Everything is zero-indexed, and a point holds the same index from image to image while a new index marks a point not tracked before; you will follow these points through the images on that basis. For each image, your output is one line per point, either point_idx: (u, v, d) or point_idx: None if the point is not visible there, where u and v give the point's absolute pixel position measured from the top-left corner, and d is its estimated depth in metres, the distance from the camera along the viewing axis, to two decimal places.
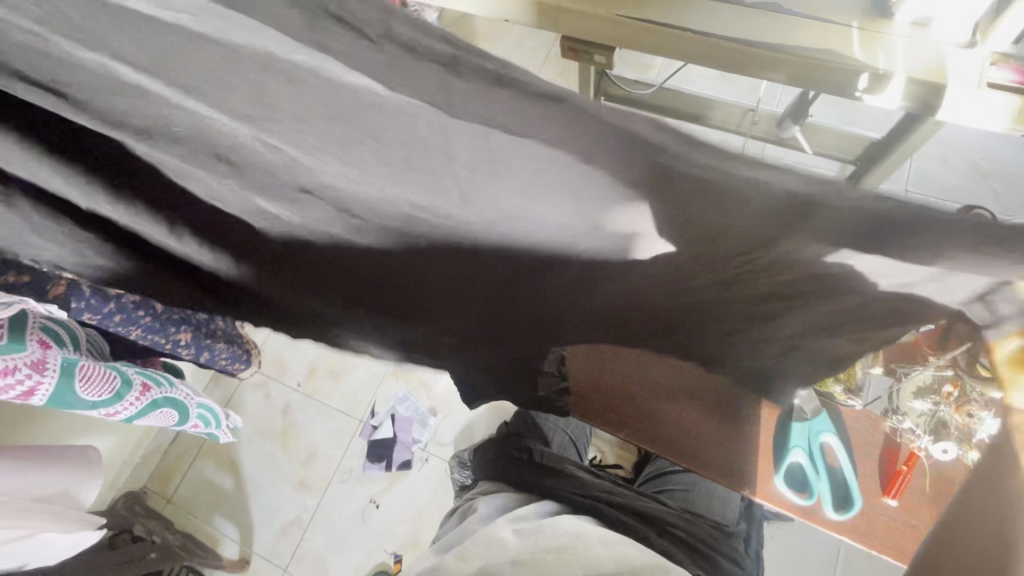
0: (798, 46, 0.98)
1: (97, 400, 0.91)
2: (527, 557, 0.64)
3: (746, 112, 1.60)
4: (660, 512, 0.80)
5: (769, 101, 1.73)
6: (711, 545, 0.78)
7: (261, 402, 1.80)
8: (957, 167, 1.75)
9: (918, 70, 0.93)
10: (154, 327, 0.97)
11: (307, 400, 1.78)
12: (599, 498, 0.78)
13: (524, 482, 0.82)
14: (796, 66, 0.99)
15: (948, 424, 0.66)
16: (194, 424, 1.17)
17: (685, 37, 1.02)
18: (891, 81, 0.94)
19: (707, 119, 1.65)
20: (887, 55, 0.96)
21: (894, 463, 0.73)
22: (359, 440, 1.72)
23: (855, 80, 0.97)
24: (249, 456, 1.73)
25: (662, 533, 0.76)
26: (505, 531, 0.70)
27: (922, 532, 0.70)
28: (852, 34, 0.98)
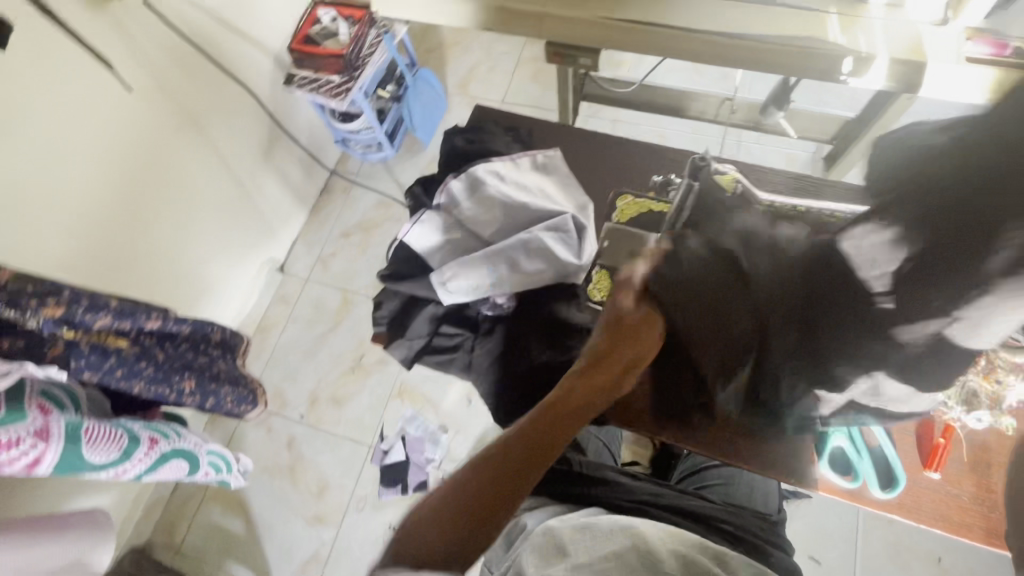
0: (780, 35, 1.00)
1: (105, 461, 0.86)
2: (587, 559, 0.62)
3: (723, 100, 1.62)
4: (705, 508, 0.80)
5: (744, 88, 1.77)
6: (760, 535, 0.79)
7: (264, 438, 1.76)
8: None
9: (897, 51, 0.96)
10: (159, 377, 0.96)
11: (312, 431, 1.75)
12: (645, 501, 0.79)
13: (569, 495, 0.80)
14: (785, 53, 1.00)
15: (978, 394, 0.67)
16: (206, 472, 1.12)
17: (668, 35, 1.04)
18: (873, 63, 0.97)
19: (687, 110, 1.68)
20: (867, 38, 0.98)
21: (931, 436, 0.78)
22: (372, 466, 1.69)
23: (838, 65, 0.99)
24: (257, 495, 1.68)
25: (709, 530, 0.78)
26: (558, 534, 0.67)
27: (966, 501, 0.76)
28: (831, 20, 1.00)
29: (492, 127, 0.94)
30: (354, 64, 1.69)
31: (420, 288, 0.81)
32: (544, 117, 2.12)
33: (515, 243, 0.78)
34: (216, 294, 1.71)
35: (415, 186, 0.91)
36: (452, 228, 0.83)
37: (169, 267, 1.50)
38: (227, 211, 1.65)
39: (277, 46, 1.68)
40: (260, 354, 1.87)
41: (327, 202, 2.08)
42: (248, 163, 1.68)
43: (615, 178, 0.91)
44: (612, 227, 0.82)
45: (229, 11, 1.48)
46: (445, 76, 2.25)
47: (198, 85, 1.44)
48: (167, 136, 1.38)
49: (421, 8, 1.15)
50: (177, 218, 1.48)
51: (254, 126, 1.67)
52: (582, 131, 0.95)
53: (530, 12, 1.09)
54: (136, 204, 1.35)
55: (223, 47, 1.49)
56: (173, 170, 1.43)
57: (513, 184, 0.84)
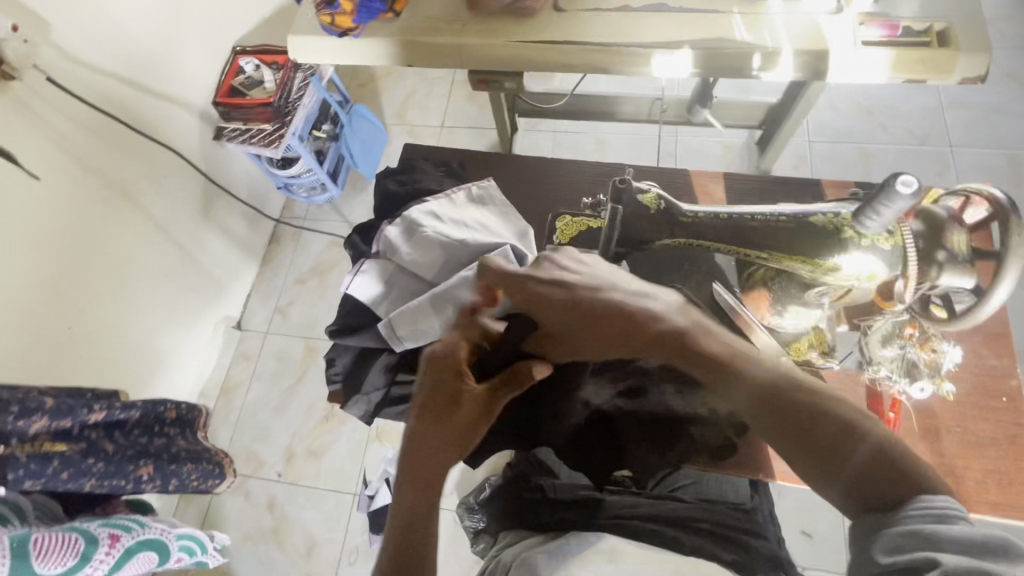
0: (691, 39, 1.03)
1: (62, 571, 0.82)
2: None
3: (653, 101, 1.66)
4: (683, 509, 0.80)
5: (671, 86, 1.82)
6: (737, 526, 0.79)
7: (243, 505, 1.69)
8: (847, 110, 1.93)
9: (800, 42, 1.00)
10: (109, 471, 0.92)
11: (292, 488, 1.70)
12: (619, 514, 0.78)
13: (546, 524, 0.80)
14: (698, 55, 1.03)
15: (918, 363, 0.70)
16: (178, 558, 1.06)
17: (585, 51, 1.06)
18: (780, 56, 1.01)
19: (621, 114, 1.72)
20: (771, 33, 1.02)
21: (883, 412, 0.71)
22: (358, 514, 1.64)
23: (749, 62, 1.03)
24: (243, 565, 1.62)
25: (686, 531, 0.77)
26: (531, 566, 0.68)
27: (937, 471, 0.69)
28: (735, 19, 1.04)
29: (423, 164, 0.94)
30: (284, 110, 1.65)
31: (369, 340, 0.80)
32: (485, 137, 2.13)
33: (458, 282, 0.76)
34: (170, 364, 1.65)
35: (353, 235, 0.91)
36: (393, 274, 0.83)
37: (115, 345, 1.43)
38: (170, 278, 1.59)
39: (201, 102, 1.64)
40: (227, 418, 1.80)
41: (277, 251, 2.03)
42: (187, 225, 1.63)
43: (551, 199, 0.92)
44: (555, 250, 0.83)
45: (144, 75, 1.43)
46: (380, 107, 2.24)
47: (120, 155, 1.39)
48: (93, 212, 1.33)
49: (327, 50, 1.17)
50: (119, 293, 1.42)
51: (188, 187, 1.62)
52: (513, 157, 0.96)
53: (448, 44, 1.10)
54: (71, 286, 1.29)
55: (142, 112, 1.44)
56: (106, 245, 1.37)
57: (450, 222, 0.83)
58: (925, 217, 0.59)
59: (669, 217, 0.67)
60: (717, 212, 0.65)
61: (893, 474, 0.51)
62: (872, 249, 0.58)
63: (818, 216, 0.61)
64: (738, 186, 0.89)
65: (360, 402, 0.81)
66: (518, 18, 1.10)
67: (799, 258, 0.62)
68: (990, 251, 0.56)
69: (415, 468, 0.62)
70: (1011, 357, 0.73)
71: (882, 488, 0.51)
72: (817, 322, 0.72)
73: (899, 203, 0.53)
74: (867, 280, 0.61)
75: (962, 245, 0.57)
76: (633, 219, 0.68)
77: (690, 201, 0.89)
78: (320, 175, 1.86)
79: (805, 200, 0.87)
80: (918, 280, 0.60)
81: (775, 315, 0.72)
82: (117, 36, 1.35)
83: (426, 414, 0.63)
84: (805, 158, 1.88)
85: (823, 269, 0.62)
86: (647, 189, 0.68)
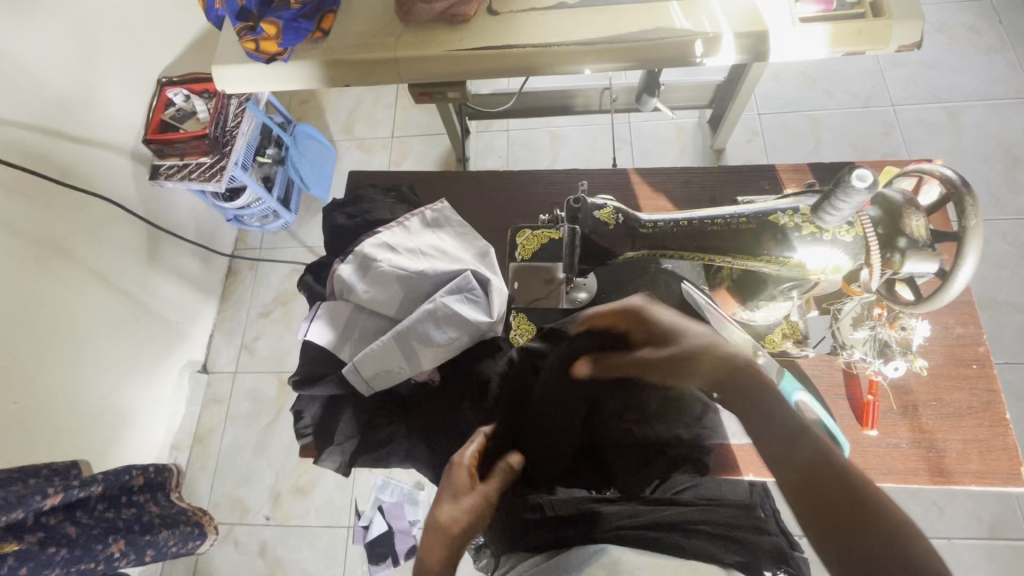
0: (632, 32, 1.01)
1: None
2: None
3: (603, 91, 1.64)
4: (683, 514, 0.79)
5: (618, 75, 1.81)
6: (736, 523, 0.80)
7: (233, 553, 1.63)
8: (792, 80, 1.95)
9: (739, 26, 1.00)
10: (75, 556, 0.85)
11: (283, 530, 1.64)
12: (622, 523, 0.76)
13: (543, 544, 0.73)
14: (641, 47, 1.01)
15: (889, 342, 0.70)
16: None
17: (526, 54, 1.03)
18: (721, 41, 1.00)
19: (572, 107, 1.69)
20: (709, 18, 1.01)
21: (860, 395, 0.73)
22: (355, 547, 1.60)
23: (691, 50, 1.02)
24: None
25: (689, 534, 0.76)
26: None
27: (907, 449, 0.70)
28: (672, 7, 1.02)
29: (371, 192, 0.90)
30: (222, 140, 1.56)
31: (334, 387, 0.77)
32: (438, 143, 2.08)
33: (421, 316, 0.74)
34: (134, 420, 1.56)
35: (305, 275, 0.86)
36: (352, 314, 0.79)
37: (70, 410, 1.34)
38: (122, 330, 1.50)
39: (130, 142, 1.54)
40: (204, 467, 1.73)
41: (235, 287, 1.94)
42: (132, 271, 1.53)
43: (509, 214, 0.89)
44: (518, 268, 0.81)
45: (61, 121, 1.33)
46: (326, 124, 2.16)
47: (48, 210, 1.29)
48: (26, 273, 1.23)
49: (254, 76, 1.10)
50: (66, 356, 1.33)
51: (128, 231, 1.52)
52: (464, 175, 0.92)
53: (383, 60, 1.05)
54: (13, 355, 1.20)
55: (65, 160, 1.34)
56: (46, 307, 1.28)
57: (406, 252, 0.80)
58: (882, 203, 0.59)
59: (629, 230, 0.65)
60: (678, 219, 0.64)
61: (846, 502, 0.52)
62: (837, 243, 0.59)
63: (780, 214, 0.60)
64: (695, 179, 0.88)
65: (337, 452, 0.76)
66: (452, 26, 1.06)
67: (760, 258, 0.62)
68: (948, 232, 0.57)
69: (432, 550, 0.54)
70: (976, 323, 0.75)
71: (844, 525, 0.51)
72: (788, 312, 0.73)
73: (856, 197, 0.52)
74: (832, 273, 0.62)
75: (922, 230, 0.58)
76: (591, 235, 0.65)
77: (649, 200, 0.87)
78: (271, 203, 1.79)
79: (762, 186, 0.86)
80: (883, 267, 0.60)
81: (746, 309, 0.73)
82: (26, 82, 1.25)
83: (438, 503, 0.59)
84: (758, 132, 1.90)
85: (788, 265, 0.62)
86: (604, 204, 0.65)
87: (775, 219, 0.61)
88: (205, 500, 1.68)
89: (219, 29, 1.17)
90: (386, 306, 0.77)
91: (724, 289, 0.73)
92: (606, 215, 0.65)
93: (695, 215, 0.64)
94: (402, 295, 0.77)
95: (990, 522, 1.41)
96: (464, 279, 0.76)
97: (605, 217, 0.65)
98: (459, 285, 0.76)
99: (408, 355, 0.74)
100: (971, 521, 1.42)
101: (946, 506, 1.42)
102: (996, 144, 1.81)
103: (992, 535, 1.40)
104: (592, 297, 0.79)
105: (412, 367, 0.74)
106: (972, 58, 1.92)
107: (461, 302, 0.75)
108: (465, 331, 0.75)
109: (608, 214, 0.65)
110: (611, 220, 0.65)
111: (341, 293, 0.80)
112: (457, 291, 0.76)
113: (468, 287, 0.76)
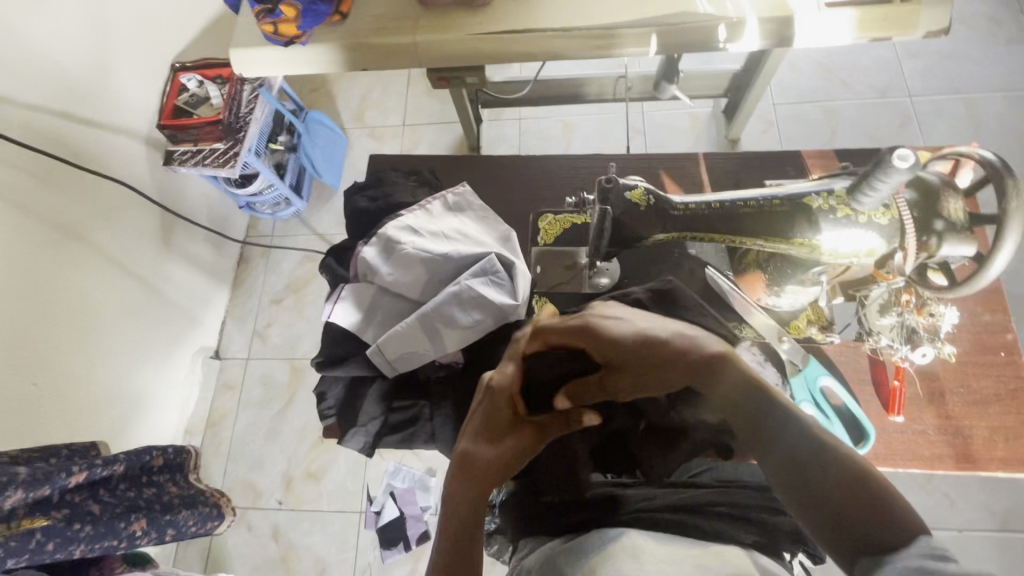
0: (654, 16, 1.00)
1: None
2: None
3: (617, 79, 1.62)
4: (699, 495, 0.75)
5: (633, 63, 1.80)
6: (754, 503, 0.77)
7: (246, 537, 1.65)
8: (808, 69, 1.93)
9: (764, 10, 0.98)
10: (99, 533, 0.86)
11: (296, 514, 1.65)
12: (638, 506, 0.73)
13: (564, 528, 0.73)
14: (663, 31, 1.00)
15: (917, 329, 0.70)
16: None
17: (547, 37, 1.02)
18: (745, 26, 0.99)
19: (586, 95, 1.68)
20: (733, 2, 0.99)
21: (886, 381, 0.73)
22: (367, 532, 1.61)
23: (714, 35, 1.01)
24: None
25: (709, 517, 0.73)
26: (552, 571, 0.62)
27: (932, 435, 0.70)
28: None
29: (393, 175, 0.90)
30: (235, 126, 1.56)
31: (358, 368, 0.77)
32: (450, 131, 2.07)
33: (446, 299, 0.74)
34: (148, 404, 1.58)
35: (327, 258, 0.86)
36: (375, 296, 0.79)
37: (86, 393, 1.36)
38: (136, 314, 1.51)
39: (144, 127, 1.54)
40: (217, 452, 1.74)
41: (247, 273, 1.95)
42: (146, 256, 1.53)
43: (531, 198, 0.89)
44: (541, 252, 0.81)
45: (77, 105, 1.34)
46: (338, 111, 2.15)
47: (64, 194, 1.29)
48: (42, 257, 1.24)
49: (272, 59, 1.10)
50: (82, 339, 1.34)
51: (142, 216, 1.53)
52: (485, 159, 0.92)
53: (402, 43, 1.05)
54: (30, 338, 1.21)
55: (81, 144, 1.34)
56: (62, 291, 1.29)
57: (429, 235, 0.80)
58: (918, 185, 0.60)
59: (660, 212, 0.65)
60: (709, 202, 0.64)
61: (853, 491, 0.52)
62: (873, 226, 0.59)
63: (812, 196, 0.61)
64: (718, 165, 0.88)
65: (360, 431, 0.76)
66: (473, 9, 1.05)
67: (791, 240, 0.63)
68: (986, 215, 0.57)
69: (455, 484, 0.60)
70: (1005, 311, 0.75)
71: (854, 514, 0.51)
72: (815, 298, 0.73)
73: (896, 177, 0.53)
74: (866, 256, 0.62)
75: (959, 212, 0.57)
76: (621, 217, 0.65)
77: (672, 185, 0.87)
78: (283, 189, 1.79)
79: (787, 172, 0.86)
80: (919, 251, 0.60)
81: (772, 294, 0.73)
82: (43, 65, 1.25)
83: (472, 436, 0.63)
84: (773, 122, 1.88)
85: (816, 246, 0.62)
86: (634, 185, 0.65)
87: (807, 200, 0.61)
88: (218, 483, 1.69)
89: (236, 12, 1.16)
90: (409, 289, 0.78)
91: (751, 275, 0.73)
92: (636, 197, 0.64)
93: (727, 197, 0.64)
94: (426, 278, 0.77)
95: (1002, 514, 1.41)
96: (489, 262, 0.76)
97: (634, 199, 0.64)
98: (483, 269, 0.76)
99: (433, 338, 0.74)
100: (983, 513, 1.42)
101: (958, 498, 1.42)
102: (1015, 136, 1.79)
103: (1005, 527, 1.40)
104: (614, 283, 0.79)
105: (438, 350, 0.75)
106: (992, 49, 1.90)
107: (485, 286, 0.75)
108: (489, 314, 0.74)
109: (638, 195, 0.64)
110: (641, 202, 0.64)
111: (365, 276, 0.80)
112: (481, 275, 0.76)
113: (492, 271, 0.76)
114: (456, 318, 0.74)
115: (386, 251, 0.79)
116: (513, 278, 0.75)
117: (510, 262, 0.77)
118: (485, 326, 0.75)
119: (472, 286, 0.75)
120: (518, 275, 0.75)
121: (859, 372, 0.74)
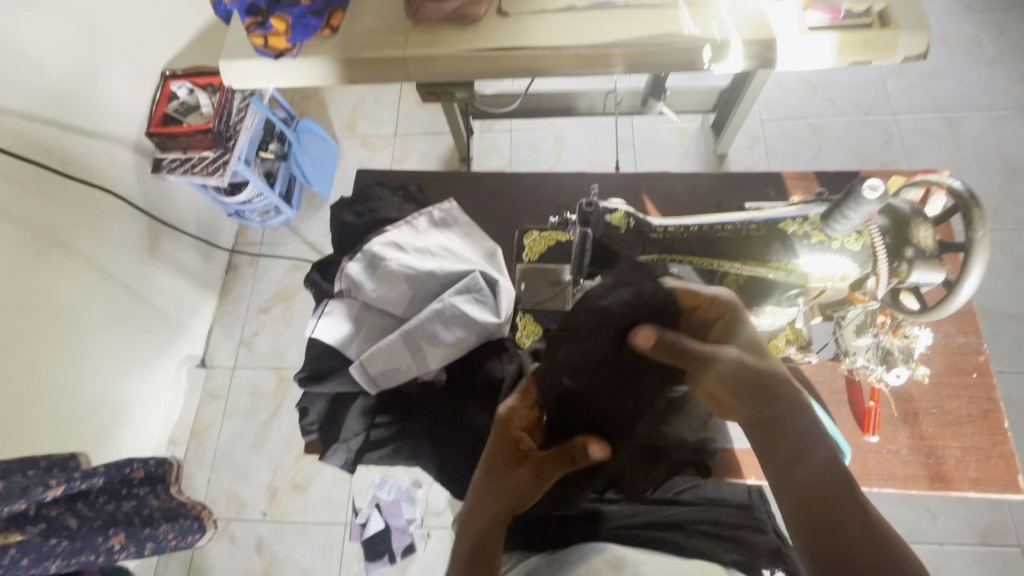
0: (641, 36, 1.02)
1: None
2: None
3: (607, 94, 1.64)
4: (683, 514, 0.77)
5: (622, 78, 1.82)
6: (735, 522, 0.78)
7: (228, 548, 1.63)
8: (794, 87, 1.96)
9: (748, 32, 1.00)
10: (75, 548, 0.86)
11: (280, 526, 1.64)
12: (622, 524, 0.75)
13: (546, 543, 0.74)
14: (650, 51, 1.02)
15: (892, 350, 0.72)
16: None
17: (536, 56, 1.03)
18: (730, 47, 1.01)
19: (576, 109, 1.70)
20: (718, 23, 1.01)
21: (862, 401, 0.74)
22: (352, 544, 1.60)
23: (699, 55, 1.02)
24: None
25: (692, 535, 0.74)
26: None
27: (906, 455, 0.72)
28: (681, 12, 1.03)
29: (380, 190, 0.90)
30: (225, 135, 1.56)
31: (342, 384, 0.77)
32: (441, 141, 2.08)
33: (429, 316, 0.74)
34: (132, 413, 1.56)
35: (313, 272, 0.87)
36: (359, 313, 0.79)
37: (68, 403, 1.34)
38: (122, 323, 1.49)
39: (133, 134, 1.54)
40: (202, 462, 1.72)
41: (235, 281, 1.94)
42: (132, 265, 1.52)
43: (517, 215, 0.90)
44: (525, 269, 0.82)
45: (65, 112, 1.33)
46: (329, 120, 2.16)
47: (51, 202, 1.29)
48: (24, 265, 1.22)
49: (262, 71, 1.10)
50: (65, 348, 1.32)
51: (129, 224, 1.52)
52: (472, 174, 0.93)
53: (391, 58, 1.06)
54: (13, 347, 1.20)
55: (68, 152, 1.34)
56: (46, 299, 1.28)
57: (415, 251, 0.80)
58: (890, 213, 0.61)
59: (638, 234, 0.66)
60: (688, 226, 0.65)
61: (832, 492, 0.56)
62: (845, 251, 0.61)
63: (789, 222, 0.63)
64: (702, 184, 0.89)
65: (343, 448, 0.77)
66: (463, 25, 1.06)
67: (768, 264, 0.64)
68: (954, 243, 0.59)
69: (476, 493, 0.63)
70: (977, 332, 0.77)
71: (826, 510, 0.55)
72: (793, 319, 0.74)
73: (866, 207, 0.54)
74: (839, 280, 0.64)
75: (929, 240, 0.59)
76: (603, 238, 0.66)
77: (655, 204, 0.88)
78: (273, 198, 1.78)
79: (769, 193, 0.87)
80: (890, 275, 0.62)
81: (752, 315, 0.73)
82: (32, 73, 1.24)
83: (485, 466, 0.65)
84: (759, 138, 1.91)
85: (790, 272, 0.64)
86: (615, 208, 0.66)
87: (783, 226, 0.62)
88: (201, 494, 1.67)
89: (227, 24, 1.16)
90: (393, 306, 0.78)
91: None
92: (618, 220, 0.65)
93: (706, 221, 0.66)
94: (410, 295, 0.78)
95: (982, 528, 1.43)
96: (473, 279, 0.76)
97: (616, 221, 0.65)
98: (466, 286, 0.76)
99: (414, 355, 0.75)
100: (963, 527, 1.43)
101: (939, 512, 1.44)
102: (995, 155, 1.83)
103: (984, 541, 1.42)
104: None
105: (420, 366, 0.75)
106: (972, 69, 1.94)
107: (467, 303, 0.75)
108: (472, 332, 0.75)
109: (619, 218, 0.65)
110: (622, 225, 0.65)
111: (348, 292, 0.80)
112: (464, 293, 0.76)
113: (475, 289, 0.76)
114: (438, 335, 0.74)
115: (368, 268, 0.79)
116: (496, 297, 0.76)
117: (495, 280, 0.78)
118: (467, 343, 0.75)
119: (454, 304, 0.75)
120: (501, 294, 0.76)
121: (837, 392, 0.75)
